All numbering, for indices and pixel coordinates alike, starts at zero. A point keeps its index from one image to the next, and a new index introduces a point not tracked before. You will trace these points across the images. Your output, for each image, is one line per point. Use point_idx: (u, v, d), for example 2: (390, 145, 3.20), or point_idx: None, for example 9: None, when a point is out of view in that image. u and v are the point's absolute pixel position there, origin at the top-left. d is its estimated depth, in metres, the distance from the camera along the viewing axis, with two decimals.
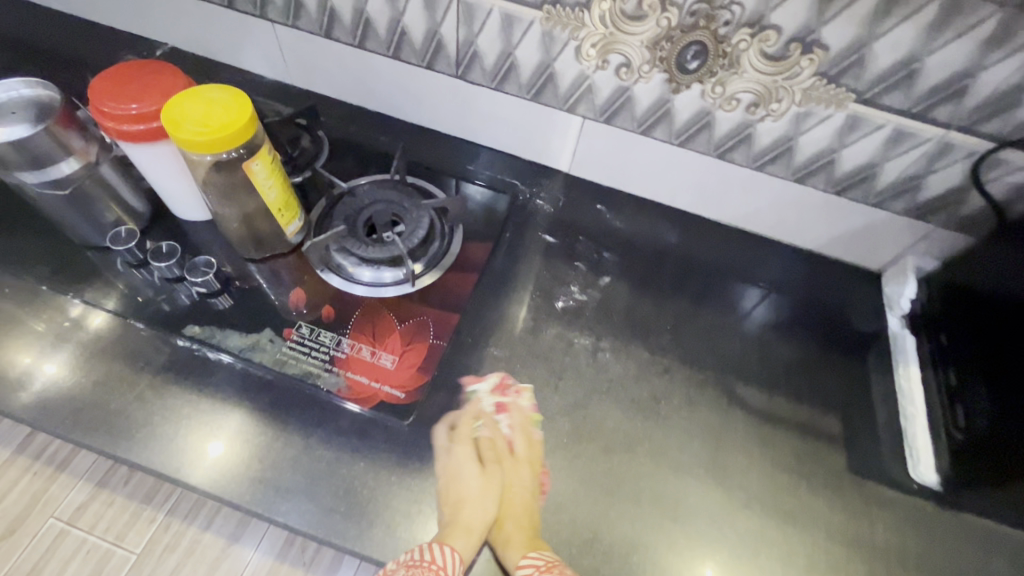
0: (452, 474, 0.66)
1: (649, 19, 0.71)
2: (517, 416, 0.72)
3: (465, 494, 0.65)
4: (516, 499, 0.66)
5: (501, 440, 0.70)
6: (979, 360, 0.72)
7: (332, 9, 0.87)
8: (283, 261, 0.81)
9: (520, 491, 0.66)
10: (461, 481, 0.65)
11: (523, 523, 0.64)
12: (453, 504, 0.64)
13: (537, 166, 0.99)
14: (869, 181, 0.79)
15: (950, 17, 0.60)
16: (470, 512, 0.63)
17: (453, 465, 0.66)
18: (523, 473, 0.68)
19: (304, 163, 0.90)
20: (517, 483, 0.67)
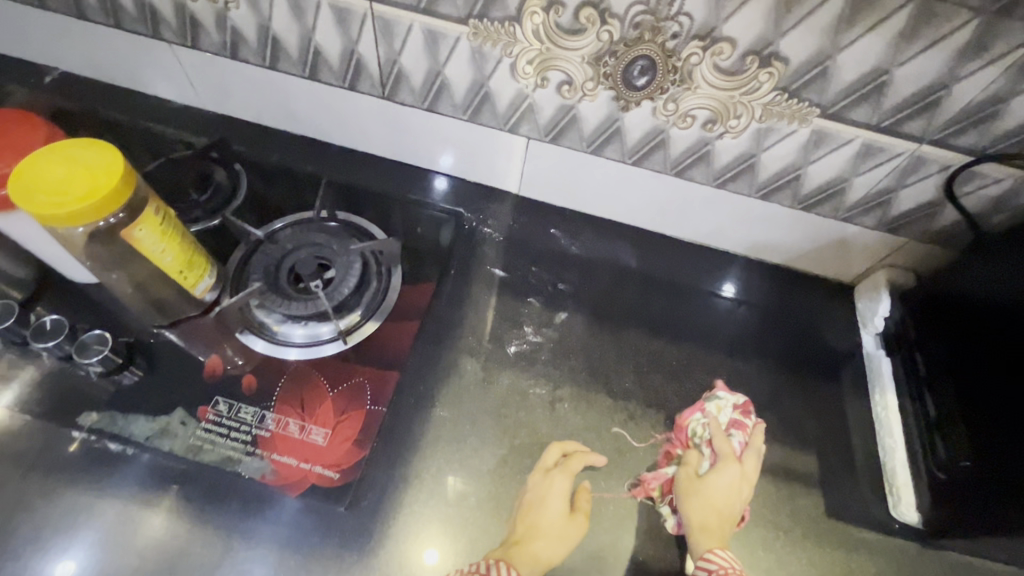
0: (548, 490, 0.63)
1: (589, 32, 0.62)
2: (756, 436, 0.67)
3: (545, 514, 0.61)
4: (718, 492, 0.62)
5: (728, 446, 0.65)
6: (966, 386, 0.66)
7: (232, 28, 0.76)
8: (201, 322, 0.72)
9: (727, 493, 0.62)
10: (546, 506, 0.62)
11: (714, 516, 0.61)
12: (530, 528, 0.60)
13: (484, 188, 0.90)
14: (837, 197, 0.73)
15: (919, 25, 0.53)
16: (547, 541, 0.60)
17: (547, 487, 0.63)
18: (736, 476, 0.63)
19: (219, 206, 0.81)
20: (726, 481, 0.62)
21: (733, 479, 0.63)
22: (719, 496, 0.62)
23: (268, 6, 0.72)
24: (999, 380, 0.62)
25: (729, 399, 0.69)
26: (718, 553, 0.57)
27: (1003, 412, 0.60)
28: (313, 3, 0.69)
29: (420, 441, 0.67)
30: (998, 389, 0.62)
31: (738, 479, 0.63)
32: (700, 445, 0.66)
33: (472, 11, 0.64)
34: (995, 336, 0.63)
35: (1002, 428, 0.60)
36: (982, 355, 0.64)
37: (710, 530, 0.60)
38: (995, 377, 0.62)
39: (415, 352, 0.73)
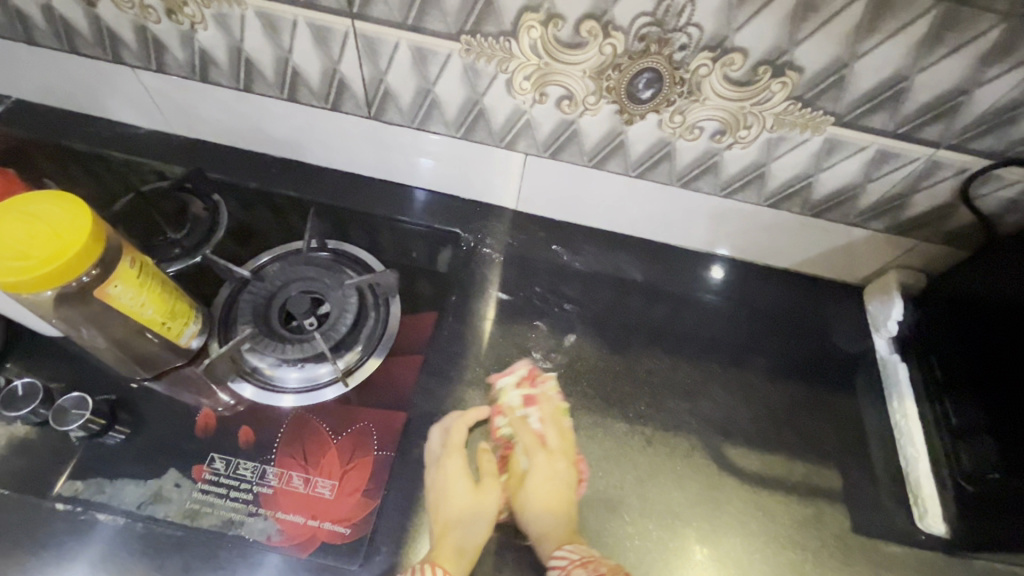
0: (448, 478, 0.63)
1: (591, 45, 0.58)
2: (547, 408, 0.71)
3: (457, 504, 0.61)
4: (536, 491, 0.64)
5: (529, 434, 0.68)
6: (986, 392, 0.64)
7: (201, 50, 0.70)
8: (190, 372, 0.67)
9: (546, 482, 0.64)
10: (452, 492, 0.62)
11: (550, 515, 0.62)
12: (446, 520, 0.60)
13: (479, 205, 0.85)
14: (847, 203, 0.71)
15: (942, 31, 0.50)
16: (461, 528, 0.60)
17: (445, 477, 0.63)
18: (546, 462, 0.66)
19: (199, 242, 0.75)
20: (541, 476, 0.64)
21: (543, 464, 0.66)
22: (541, 494, 0.63)
23: (240, 26, 0.66)
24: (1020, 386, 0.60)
25: (513, 381, 0.71)
26: (557, 555, 0.59)
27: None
28: (289, 22, 0.64)
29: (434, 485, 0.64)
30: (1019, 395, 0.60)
31: (547, 463, 0.66)
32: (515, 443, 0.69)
33: (464, 27, 0.59)
34: (1012, 339, 0.62)
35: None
36: (1000, 360, 0.63)
37: (551, 530, 0.62)
38: (1015, 384, 0.61)
39: (421, 389, 0.70)
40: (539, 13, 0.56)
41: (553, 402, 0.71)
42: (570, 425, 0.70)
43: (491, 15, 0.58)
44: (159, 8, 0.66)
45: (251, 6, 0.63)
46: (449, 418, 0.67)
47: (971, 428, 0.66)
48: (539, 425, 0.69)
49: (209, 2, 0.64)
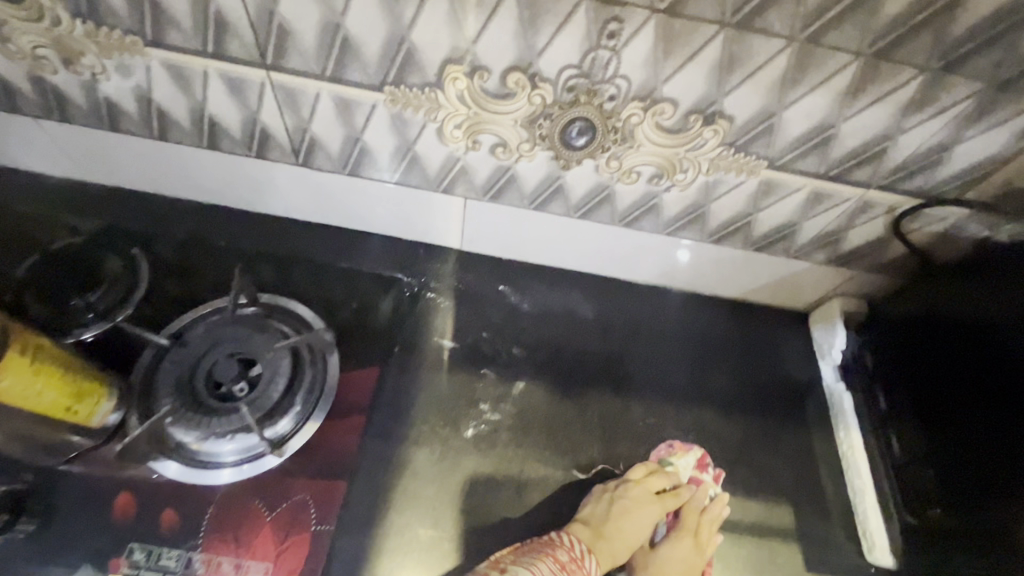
0: (647, 513, 0.67)
1: (519, 96, 0.56)
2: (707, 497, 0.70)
3: (628, 535, 0.66)
4: (669, 566, 0.65)
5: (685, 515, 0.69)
6: (935, 416, 0.65)
7: (105, 99, 0.65)
8: (106, 453, 0.62)
9: (680, 568, 0.65)
10: (633, 524, 0.66)
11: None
12: (615, 534, 0.64)
13: (421, 247, 0.81)
14: (787, 239, 0.71)
15: (864, 83, 0.50)
16: (625, 534, 0.65)
17: (639, 505, 0.67)
18: (690, 549, 0.65)
19: (115, 303, 0.70)
20: (677, 560, 0.65)
21: (688, 547, 0.66)
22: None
23: (145, 76, 0.61)
24: (971, 405, 0.60)
25: (689, 463, 0.72)
26: None
27: (981, 440, 0.59)
28: (200, 72, 0.59)
29: (380, 552, 0.62)
30: (970, 417, 0.60)
31: (690, 552, 0.65)
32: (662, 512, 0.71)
33: (387, 77, 0.56)
34: (959, 361, 0.62)
35: (985, 461, 0.58)
36: (949, 383, 0.63)
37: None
38: (966, 404, 0.61)
39: (363, 451, 0.66)
40: (462, 65, 0.54)
41: (716, 506, 0.68)
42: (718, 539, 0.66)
43: (414, 67, 0.55)
44: (53, 58, 0.61)
45: (154, 57, 0.58)
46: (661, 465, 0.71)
47: (923, 456, 0.66)
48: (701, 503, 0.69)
49: (108, 52, 0.59)
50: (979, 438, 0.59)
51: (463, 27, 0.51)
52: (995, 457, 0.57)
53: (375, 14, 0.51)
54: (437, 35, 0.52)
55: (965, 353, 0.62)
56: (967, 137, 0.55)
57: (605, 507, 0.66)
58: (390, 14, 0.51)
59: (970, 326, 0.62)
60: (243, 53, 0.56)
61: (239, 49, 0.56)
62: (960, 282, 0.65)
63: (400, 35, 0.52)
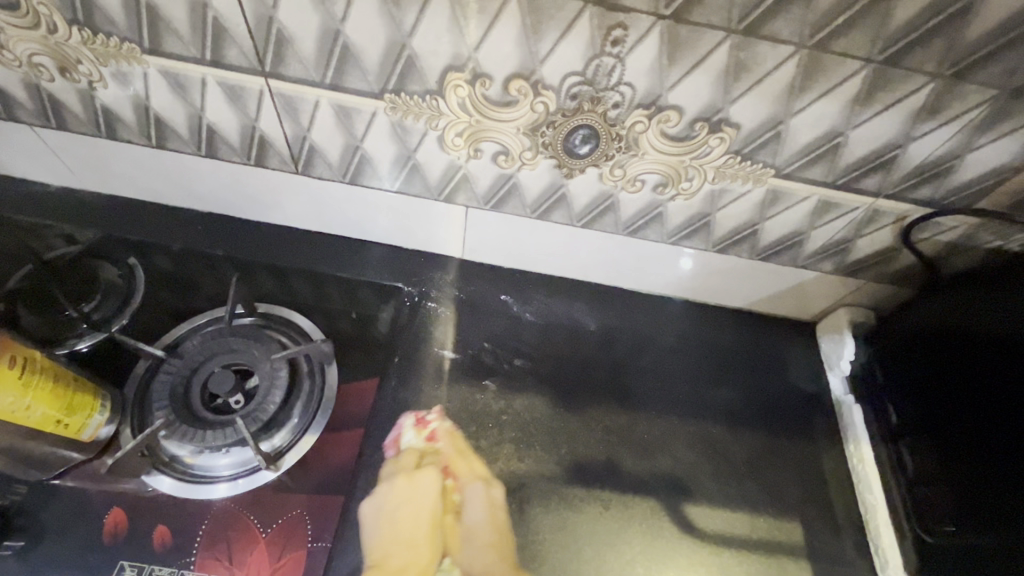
0: (414, 495, 0.61)
1: (521, 104, 0.55)
2: (451, 443, 0.67)
3: (418, 536, 0.59)
4: (479, 524, 0.62)
5: (456, 467, 0.65)
6: (959, 441, 0.62)
7: (103, 108, 0.64)
8: (98, 468, 0.60)
9: (479, 512, 0.62)
10: (413, 506, 0.61)
11: (493, 551, 0.60)
12: (408, 561, 0.58)
13: (423, 255, 0.80)
14: (794, 248, 0.70)
15: (874, 91, 0.49)
16: (415, 537, 0.59)
17: (407, 489, 0.61)
18: (482, 491, 0.64)
19: (115, 312, 0.69)
20: (472, 510, 0.62)
21: (475, 496, 0.63)
22: (481, 529, 0.61)
23: (143, 84, 0.60)
24: (989, 418, 0.59)
25: (413, 428, 0.67)
26: None
27: (1001, 455, 0.58)
28: (197, 80, 0.59)
29: None
30: (998, 439, 0.58)
31: (479, 494, 0.63)
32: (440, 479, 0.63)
33: (386, 85, 0.55)
34: (978, 381, 0.61)
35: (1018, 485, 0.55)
36: (970, 405, 0.62)
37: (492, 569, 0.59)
38: (983, 416, 0.60)
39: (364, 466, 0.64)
40: (464, 72, 0.53)
41: (456, 444, 0.67)
42: (479, 454, 0.67)
43: (414, 74, 0.54)
44: (51, 66, 0.60)
45: (152, 64, 0.58)
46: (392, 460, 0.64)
47: (952, 482, 0.63)
48: (456, 456, 0.66)
49: (105, 60, 0.58)
50: (998, 449, 0.58)
51: (465, 34, 0.50)
52: (1012, 467, 0.56)
53: (373, 21, 0.50)
54: (438, 42, 0.51)
55: (982, 373, 0.61)
56: (979, 145, 0.54)
57: (388, 525, 0.60)
58: (389, 20, 0.50)
59: (984, 346, 0.61)
60: (241, 61, 0.56)
61: (236, 56, 0.55)
62: (968, 297, 0.64)
63: (400, 43, 0.52)
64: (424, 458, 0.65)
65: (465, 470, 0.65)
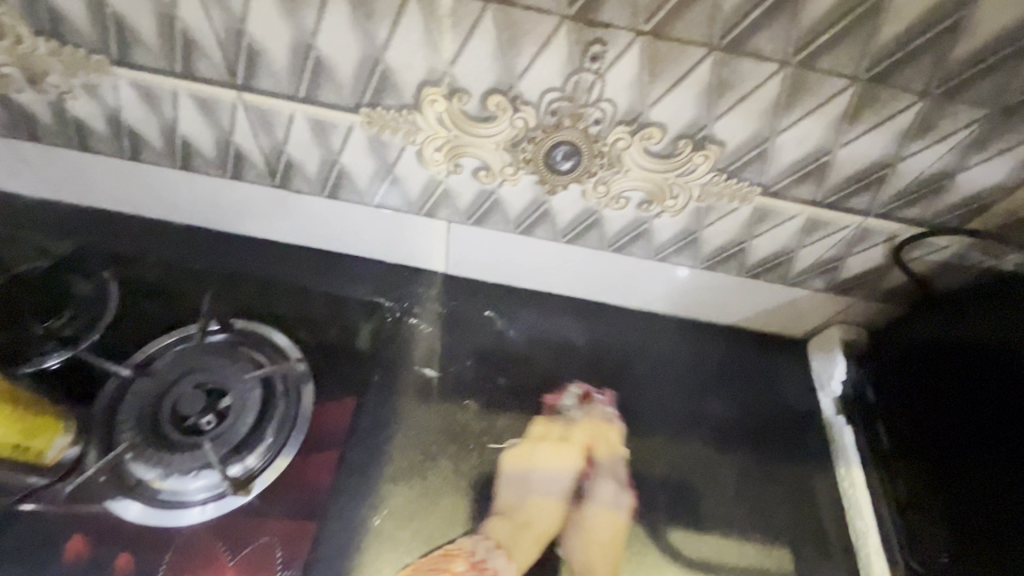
0: (554, 464, 0.68)
1: (501, 119, 0.53)
2: (597, 428, 0.71)
3: (546, 501, 0.65)
4: (600, 519, 0.65)
5: (600, 454, 0.69)
6: (952, 452, 0.61)
7: (74, 119, 0.63)
8: (58, 491, 0.58)
9: (603, 506, 0.65)
10: (541, 483, 0.66)
11: (600, 550, 0.63)
12: (531, 522, 0.63)
13: (405, 269, 0.78)
14: (784, 266, 0.68)
15: (861, 109, 0.48)
16: (541, 508, 0.65)
17: (546, 459, 0.68)
18: (612, 490, 0.67)
19: (82, 329, 0.67)
20: (600, 502, 0.66)
21: (606, 490, 0.67)
22: (601, 526, 0.64)
23: (113, 96, 0.59)
24: (992, 444, 0.58)
25: (577, 395, 0.73)
26: None
27: (1004, 482, 0.56)
28: (169, 93, 0.57)
29: None
30: (996, 447, 0.57)
31: (613, 492, 0.67)
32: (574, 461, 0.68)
33: (362, 99, 0.54)
34: (971, 388, 0.60)
35: (1022, 496, 0.54)
36: (962, 414, 0.61)
37: (596, 566, 0.62)
38: (985, 442, 0.58)
39: (338, 490, 0.62)
40: (440, 87, 0.52)
41: (613, 430, 0.71)
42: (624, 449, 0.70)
43: (390, 88, 0.53)
44: (18, 77, 0.58)
45: (122, 77, 0.56)
46: (544, 420, 0.71)
47: (947, 506, 0.61)
48: (600, 442, 0.70)
49: (74, 72, 0.56)
50: (1001, 477, 0.56)
51: (440, 49, 0.48)
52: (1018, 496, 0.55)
53: (347, 34, 0.49)
54: (413, 56, 0.49)
55: (976, 380, 0.60)
56: (971, 165, 0.52)
57: (518, 487, 0.65)
58: (362, 34, 0.48)
59: (977, 354, 0.60)
60: (213, 73, 0.54)
61: (208, 69, 0.54)
62: (959, 307, 0.64)
63: (374, 56, 0.50)
64: (574, 431, 0.70)
65: (607, 460, 0.69)
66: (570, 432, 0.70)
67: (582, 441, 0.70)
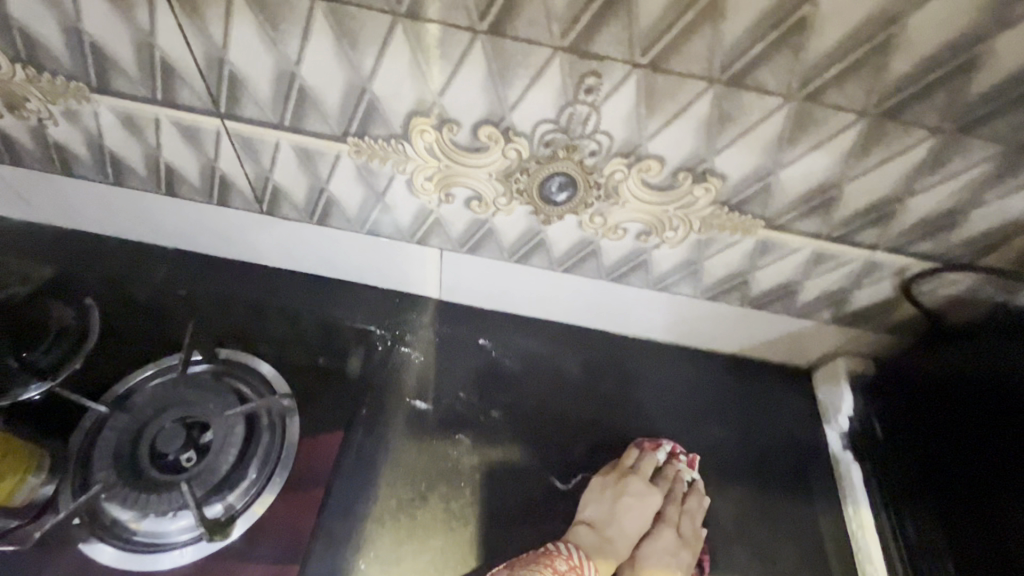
0: (641, 499, 0.64)
1: (493, 149, 0.51)
2: (680, 477, 0.68)
3: (626, 527, 0.63)
4: (660, 569, 0.61)
5: (676, 504, 0.66)
6: (972, 497, 0.59)
7: (56, 144, 0.61)
8: (29, 533, 0.55)
9: (664, 558, 0.62)
10: (626, 515, 0.63)
11: None
12: (611, 545, 0.61)
13: (398, 296, 0.76)
14: (789, 297, 0.66)
15: (868, 144, 0.46)
16: (620, 538, 0.62)
17: (631, 492, 0.64)
18: (677, 546, 0.63)
19: (62, 359, 0.64)
20: (664, 552, 0.62)
21: (672, 542, 0.63)
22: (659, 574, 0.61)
23: (95, 122, 0.57)
24: (1006, 488, 0.56)
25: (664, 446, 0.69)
26: None
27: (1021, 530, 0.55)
28: (151, 120, 0.55)
29: None
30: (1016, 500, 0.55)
31: (677, 548, 0.63)
32: (655, 500, 0.65)
33: (350, 129, 0.52)
34: (988, 436, 0.58)
35: None
36: (979, 461, 0.59)
37: None
38: (999, 486, 0.57)
39: (322, 531, 0.59)
40: (430, 117, 0.50)
41: (692, 483, 0.68)
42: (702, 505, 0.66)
43: (379, 118, 0.51)
44: None
45: (103, 104, 0.54)
46: (631, 450, 0.68)
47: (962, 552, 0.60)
48: (679, 490, 0.67)
49: (54, 98, 0.55)
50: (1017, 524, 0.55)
51: (428, 79, 0.46)
52: None
53: (333, 64, 0.47)
54: (401, 86, 0.47)
55: (993, 428, 0.58)
56: (985, 201, 0.50)
57: (607, 508, 0.63)
58: (348, 64, 0.46)
59: (994, 398, 0.58)
60: (195, 101, 0.52)
61: (191, 97, 0.52)
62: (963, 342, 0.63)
63: (361, 86, 0.48)
64: (659, 472, 0.68)
65: (682, 513, 0.65)
66: (657, 472, 0.68)
67: (667, 484, 0.67)
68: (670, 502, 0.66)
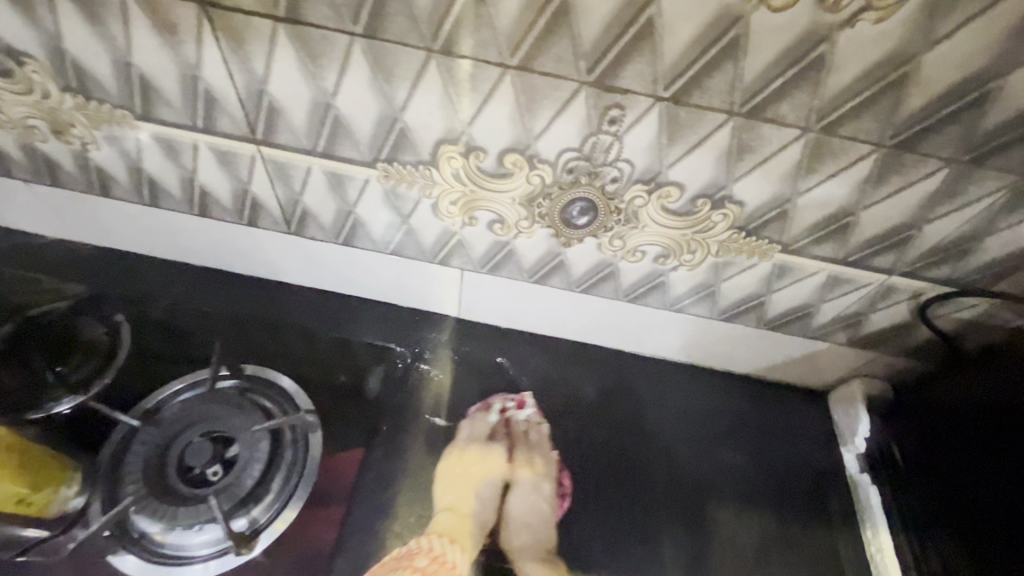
0: (476, 460, 0.66)
1: (517, 175, 0.53)
2: (522, 426, 0.70)
3: (479, 490, 0.64)
4: (522, 507, 0.64)
5: (527, 448, 0.69)
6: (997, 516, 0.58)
7: (95, 167, 0.64)
8: (61, 543, 0.57)
9: (526, 496, 0.65)
10: (475, 474, 0.65)
11: (528, 534, 0.62)
12: (467, 512, 0.62)
13: (417, 314, 0.77)
14: (804, 319, 0.67)
15: (886, 173, 0.47)
16: (467, 500, 0.63)
17: (472, 451, 0.67)
18: (532, 481, 0.66)
19: (91, 374, 0.66)
20: (524, 492, 0.65)
21: (528, 479, 0.66)
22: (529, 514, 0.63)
23: (134, 146, 0.60)
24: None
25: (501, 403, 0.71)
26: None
27: None
28: (189, 145, 0.58)
29: None
30: None
31: (535, 480, 0.66)
32: (500, 453, 0.67)
33: (379, 155, 0.54)
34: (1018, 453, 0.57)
35: None
36: (1007, 479, 0.57)
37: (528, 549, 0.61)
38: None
39: (343, 548, 0.59)
40: (458, 145, 0.52)
41: (536, 425, 0.71)
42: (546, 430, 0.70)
43: (408, 145, 0.53)
44: (45, 127, 0.59)
45: (144, 130, 0.57)
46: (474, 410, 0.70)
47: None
48: (524, 435, 0.70)
49: (97, 123, 0.58)
50: None
51: (458, 110, 0.49)
52: None
53: (365, 95, 0.49)
54: (431, 116, 0.50)
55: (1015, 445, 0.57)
56: (1001, 227, 0.51)
57: (458, 480, 0.64)
58: (381, 95, 0.49)
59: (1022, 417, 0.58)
60: (232, 128, 0.55)
61: (229, 125, 0.54)
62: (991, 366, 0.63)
63: (392, 116, 0.50)
64: (499, 429, 0.70)
65: (534, 452, 0.68)
66: (496, 428, 0.69)
67: (506, 436, 0.69)
68: (517, 446, 0.69)
